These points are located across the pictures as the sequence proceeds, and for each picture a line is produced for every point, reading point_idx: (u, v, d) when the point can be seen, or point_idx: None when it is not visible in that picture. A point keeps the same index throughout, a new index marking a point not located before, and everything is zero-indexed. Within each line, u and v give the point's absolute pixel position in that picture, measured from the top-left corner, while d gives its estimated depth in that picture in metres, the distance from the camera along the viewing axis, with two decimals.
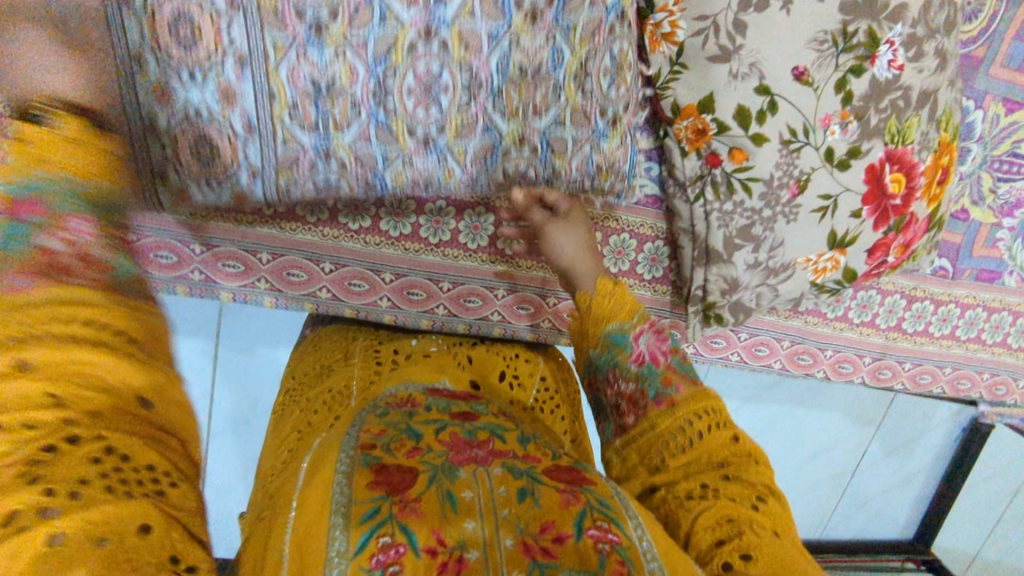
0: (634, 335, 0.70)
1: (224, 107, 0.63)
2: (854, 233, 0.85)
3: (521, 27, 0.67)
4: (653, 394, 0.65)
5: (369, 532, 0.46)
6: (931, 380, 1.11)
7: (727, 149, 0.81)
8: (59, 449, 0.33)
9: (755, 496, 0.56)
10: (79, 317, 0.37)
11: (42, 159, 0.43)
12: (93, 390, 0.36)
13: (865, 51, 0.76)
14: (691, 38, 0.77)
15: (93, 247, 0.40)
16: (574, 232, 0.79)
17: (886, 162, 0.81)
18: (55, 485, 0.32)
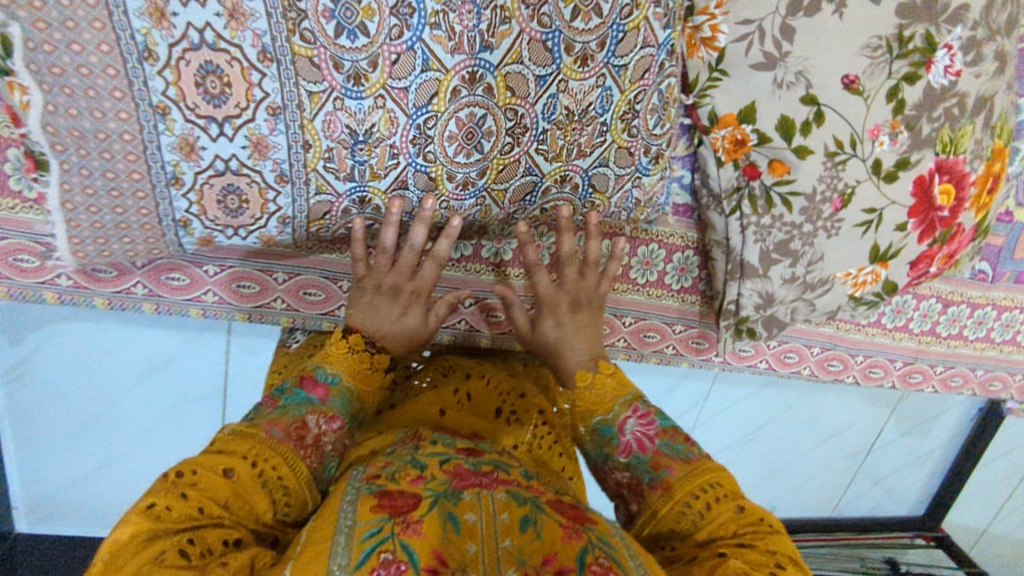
0: (618, 423, 0.69)
1: (257, 157, 0.68)
2: (898, 246, 0.81)
3: (570, 69, 0.72)
4: (648, 479, 0.65)
5: (370, 548, 0.48)
6: (962, 382, 1.08)
7: (767, 160, 0.77)
8: (191, 538, 0.50)
9: (770, 566, 0.56)
10: (267, 456, 0.58)
11: (331, 362, 0.69)
12: (244, 501, 0.55)
13: (921, 57, 0.71)
14: (733, 43, 0.73)
15: (325, 431, 0.64)
16: (556, 325, 0.76)
17: (936, 173, 0.77)
18: (168, 549, 0.49)
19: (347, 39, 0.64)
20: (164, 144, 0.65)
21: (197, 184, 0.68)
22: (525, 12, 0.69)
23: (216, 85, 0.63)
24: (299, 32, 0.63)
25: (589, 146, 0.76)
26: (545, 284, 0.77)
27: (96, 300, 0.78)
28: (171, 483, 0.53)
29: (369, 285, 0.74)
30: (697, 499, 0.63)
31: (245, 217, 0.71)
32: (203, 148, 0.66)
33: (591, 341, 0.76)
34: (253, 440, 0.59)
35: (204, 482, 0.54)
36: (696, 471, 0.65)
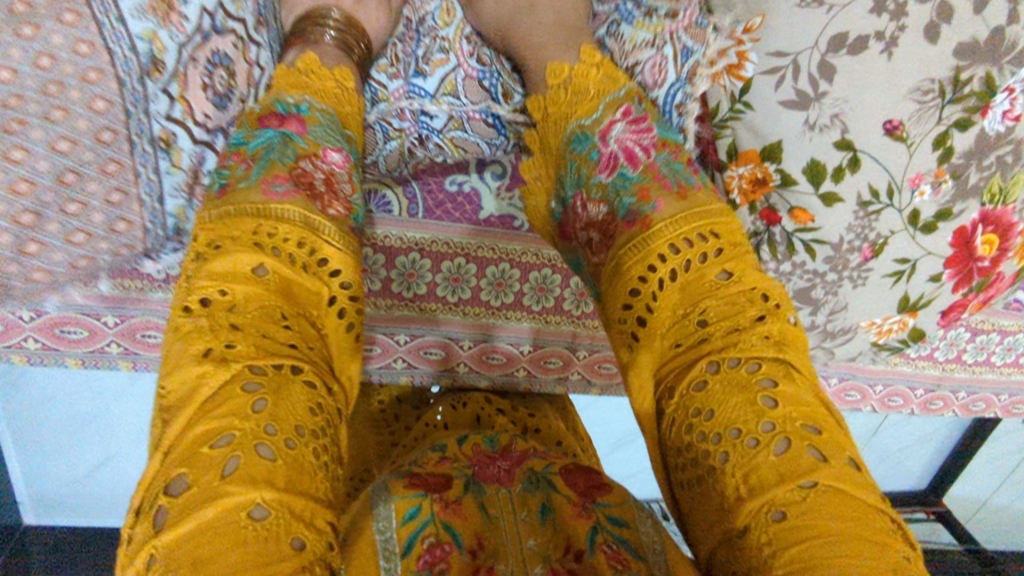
0: (598, 135, 0.56)
1: (239, 1, 0.63)
2: (930, 295, 0.74)
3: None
4: (625, 170, 0.55)
5: (412, 533, 0.47)
6: (983, 407, 1.04)
7: (788, 207, 0.70)
8: (255, 381, 0.40)
9: (765, 388, 0.44)
10: (308, 240, 0.48)
11: (296, 94, 0.56)
12: (310, 326, 0.46)
13: (977, 102, 0.62)
14: (761, 75, 0.65)
15: (340, 175, 0.53)
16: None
17: (979, 223, 0.69)
18: (236, 438, 0.37)
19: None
20: (129, 10, 0.56)
21: (178, 62, 0.60)
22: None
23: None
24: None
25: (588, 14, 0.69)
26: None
27: (69, 361, 0.76)
28: (212, 317, 0.42)
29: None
30: (668, 265, 0.50)
31: (234, 98, 0.64)
32: (184, 2, 0.59)
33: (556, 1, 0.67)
34: (259, 212, 0.47)
35: (249, 316, 0.43)
36: (678, 203, 0.52)
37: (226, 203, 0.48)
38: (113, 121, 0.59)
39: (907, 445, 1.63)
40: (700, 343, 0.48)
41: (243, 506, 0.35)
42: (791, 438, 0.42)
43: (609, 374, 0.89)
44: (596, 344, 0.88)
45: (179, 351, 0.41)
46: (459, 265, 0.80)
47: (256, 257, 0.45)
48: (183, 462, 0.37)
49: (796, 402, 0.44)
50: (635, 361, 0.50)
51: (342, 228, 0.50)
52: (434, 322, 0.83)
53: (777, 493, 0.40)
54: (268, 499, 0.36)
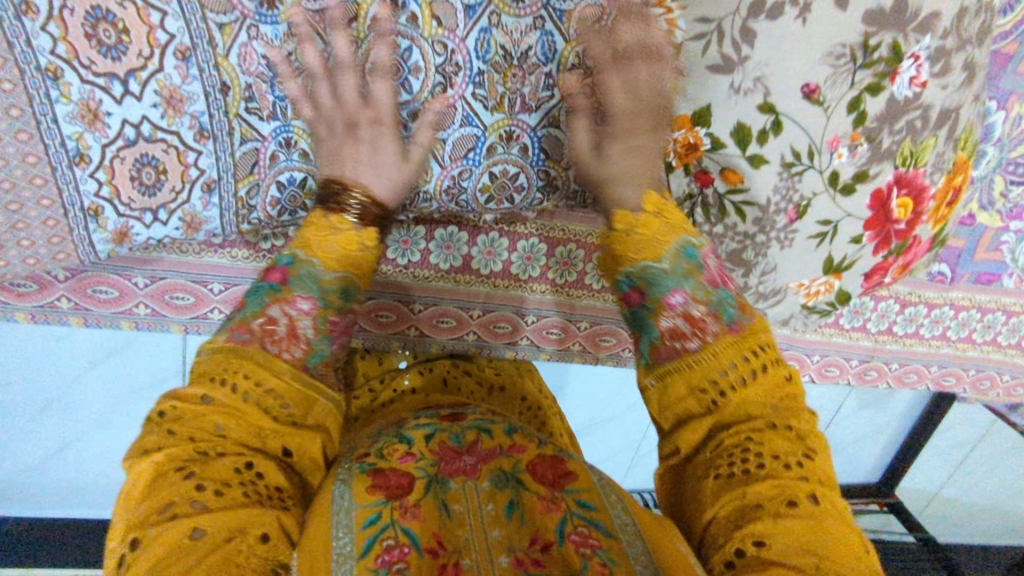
0: (703, 254, 0.59)
1: (172, 116, 0.61)
2: (852, 258, 0.79)
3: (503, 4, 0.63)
4: (729, 318, 0.55)
5: (371, 536, 0.49)
6: (916, 378, 1.10)
7: (720, 169, 0.73)
8: (185, 464, 0.46)
9: (800, 453, 0.48)
10: (262, 379, 0.51)
11: (310, 247, 0.58)
12: (250, 427, 0.50)
13: (886, 68, 0.67)
14: (691, 41, 0.68)
15: (304, 324, 0.56)
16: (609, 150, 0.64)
17: (894, 186, 0.74)
18: (176, 503, 0.44)
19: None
20: (61, 115, 0.58)
21: (53, 10, 0.54)
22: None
23: (110, 34, 0.56)
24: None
25: (535, 99, 0.66)
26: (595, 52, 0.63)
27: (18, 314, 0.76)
28: (159, 427, 0.48)
29: (320, 129, 0.62)
30: (730, 358, 0.53)
31: (126, 53, 0.57)
32: (107, 114, 0.59)
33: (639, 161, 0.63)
34: (223, 351, 0.52)
35: (195, 422, 0.48)
36: (745, 331, 0.55)
37: (215, 347, 0.53)
38: (44, 173, 0.61)
39: (862, 436, 1.66)
40: (767, 411, 0.51)
41: (179, 534, 0.42)
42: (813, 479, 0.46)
43: (556, 339, 0.94)
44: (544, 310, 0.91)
45: (139, 442, 0.48)
46: (408, 229, 0.80)
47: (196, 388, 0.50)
48: (138, 524, 0.43)
49: (820, 472, 0.47)
50: (696, 418, 0.52)
51: (300, 374, 0.54)
52: (384, 284, 0.84)
53: (767, 506, 0.45)
54: (204, 524, 0.43)
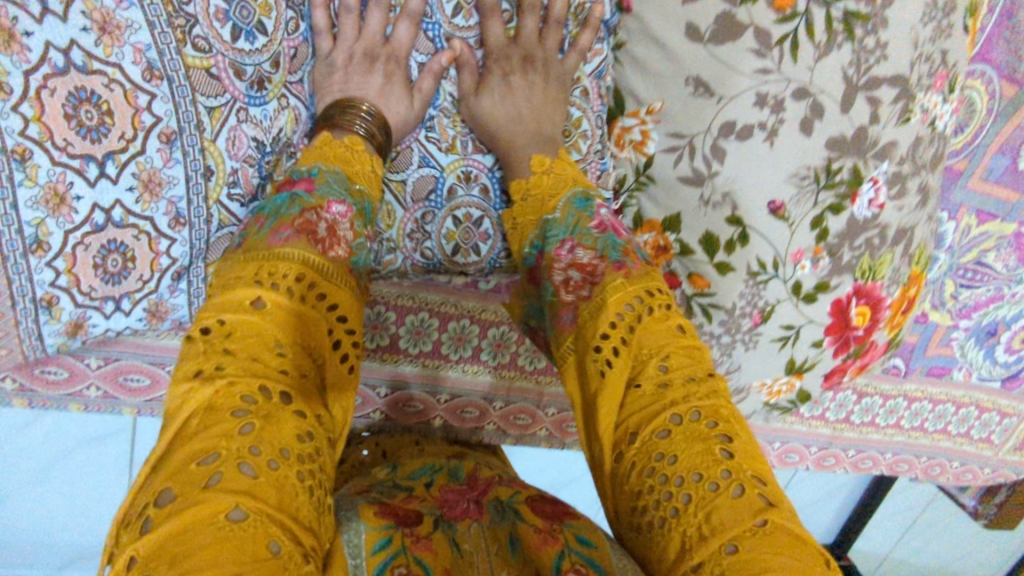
0: (597, 203, 0.63)
1: (147, 199, 0.63)
2: (813, 360, 0.82)
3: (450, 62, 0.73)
4: (616, 257, 0.60)
5: (382, 563, 0.50)
6: (872, 464, 1.14)
7: (687, 273, 0.76)
8: (243, 409, 0.43)
9: (720, 452, 0.47)
10: (312, 280, 0.54)
11: (329, 160, 0.62)
12: (277, 349, 0.48)
13: (847, 189, 0.70)
14: (662, 152, 0.70)
15: (343, 225, 0.59)
16: (494, 97, 0.71)
17: (853, 296, 0.78)
18: (220, 457, 0.40)
19: (245, 42, 0.63)
20: (24, 198, 0.58)
21: (29, 90, 0.56)
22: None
23: (92, 115, 0.58)
24: (191, 41, 0.61)
25: None
26: (495, 35, 0.71)
27: None
28: (210, 345, 0.47)
29: (337, 58, 0.69)
30: (621, 324, 0.55)
31: (109, 133, 0.60)
32: (77, 198, 0.60)
33: (539, 111, 0.71)
34: (262, 255, 0.54)
35: (244, 342, 0.47)
36: (633, 272, 0.58)
37: (260, 243, 0.55)
38: None
39: (814, 500, 1.61)
40: (659, 389, 0.51)
41: (215, 504, 0.37)
42: (744, 483, 0.45)
43: (523, 426, 0.94)
44: (512, 396, 0.91)
45: (184, 368, 0.46)
46: (378, 313, 0.80)
47: (253, 295, 0.50)
48: (171, 477, 0.39)
49: (749, 467, 0.46)
50: (600, 392, 0.53)
51: (345, 274, 0.57)
52: None
53: (709, 557, 0.42)
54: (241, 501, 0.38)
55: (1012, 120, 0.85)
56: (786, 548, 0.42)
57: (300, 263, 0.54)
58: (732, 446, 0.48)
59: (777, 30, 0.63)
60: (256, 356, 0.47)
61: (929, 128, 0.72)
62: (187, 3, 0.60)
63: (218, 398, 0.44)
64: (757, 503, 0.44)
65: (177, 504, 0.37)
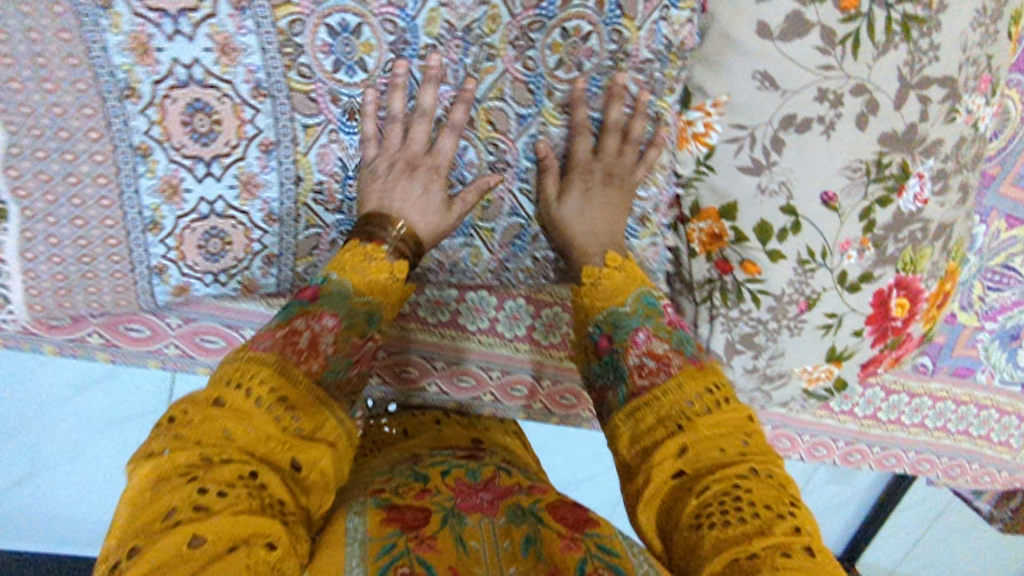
0: (662, 303, 0.66)
1: (245, 197, 0.68)
2: (853, 348, 0.85)
3: (550, 115, 0.71)
4: (689, 353, 0.62)
5: (386, 563, 0.49)
6: (895, 461, 1.17)
7: (740, 259, 0.80)
8: (192, 471, 0.46)
9: (787, 502, 0.50)
10: (271, 382, 0.51)
11: (343, 270, 0.60)
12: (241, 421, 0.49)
13: (895, 183, 0.75)
14: (724, 142, 0.73)
15: (327, 339, 0.56)
16: (573, 205, 0.71)
17: (894, 287, 0.82)
18: (178, 508, 0.43)
19: (345, 73, 0.65)
20: (143, 188, 0.64)
21: (155, 96, 0.61)
22: (512, 52, 0.68)
23: (204, 123, 0.63)
24: (296, 67, 0.63)
25: None
26: (581, 151, 0.71)
27: (45, 347, 0.76)
28: (171, 429, 0.48)
29: (379, 165, 0.67)
30: (701, 400, 0.57)
31: (217, 140, 0.64)
32: (187, 190, 0.66)
33: (615, 224, 0.71)
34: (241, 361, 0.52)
35: (206, 427, 0.48)
36: (705, 366, 0.61)
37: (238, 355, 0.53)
38: (119, 234, 0.66)
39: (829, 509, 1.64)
40: (739, 455, 0.54)
41: (178, 542, 0.41)
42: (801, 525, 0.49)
43: (567, 405, 0.97)
44: (559, 375, 0.94)
45: (147, 445, 0.48)
46: (442, 290, 0.85)
47: (212, 394, 0.50)
48: (139, 534, 0.42)
49: (807, 521, 0.50)
50: (664, 441, 0.56)
51: (317, 390, 0.54)
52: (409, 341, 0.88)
53: (765, 559, 0.46)
54: (203, 532, 0.42)
55: None
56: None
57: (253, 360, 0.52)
58: (797, 507, 0.51)
59: (841, 28, 0.67)
60: (200, 441, 0.47)
61: (971, 128, 0.76)
62: (297, 33, 0.62)
63: (173, 467, 0.46)
64: (806, 543, 0.47)
65: (159, 542, 0.41)
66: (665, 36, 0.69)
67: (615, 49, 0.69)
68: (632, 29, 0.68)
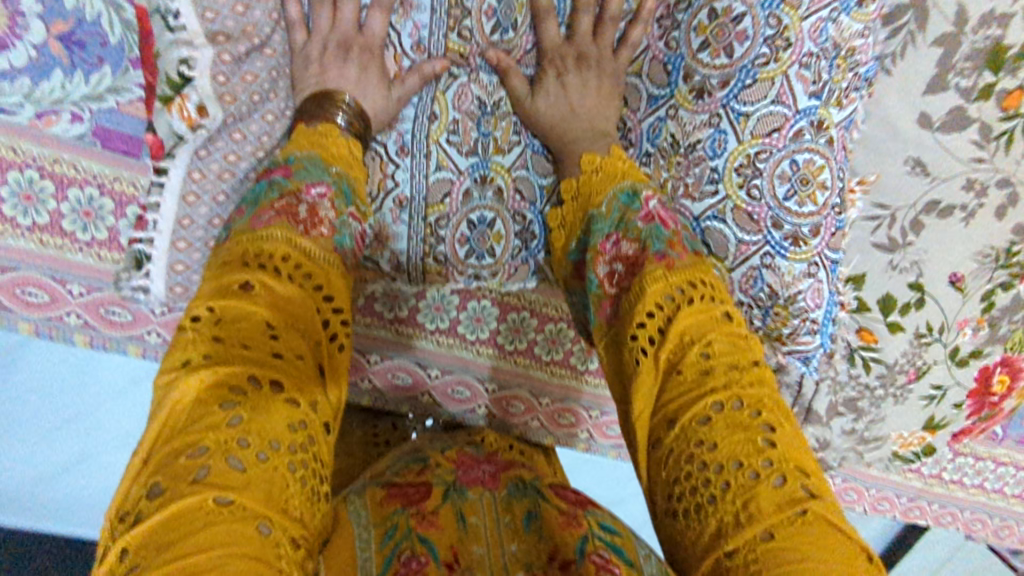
0: (645, 195, 0.63)
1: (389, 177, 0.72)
2: (949, 418, 0.89)
3: (685, 99, 0.70)
4: (656, 249, 0.58)
5: (391, 551, 0.52)
6: (950, 519, 1.22)
7: (857, 327, 0.82)
8: (232, 404, 0.43)
9: (761, 440, 0.48)
10: (300, 263, 0.53)
11: (306, 146, 0.62)
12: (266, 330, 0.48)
13: (1020, 270, 0.77)
14: (863, 219, 0.76)
15: (324, 205, 0.58)
16: (549, 97, 0.72)
17: (999, 365, 0.85)
18: (208, 449, 0.41)
19: (499, 35, 0.73)
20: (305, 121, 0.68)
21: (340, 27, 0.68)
22: (658, 31, 0.72)
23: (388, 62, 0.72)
24: (458, 28, 0.71)
25: (698, 190, 0.70)
26: (550, 38, 0.73)
27: None
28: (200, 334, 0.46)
29: (313, 49, 0.67)
30: (661, 310, 0.55)
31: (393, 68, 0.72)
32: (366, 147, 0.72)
33: (592, 112, 0.72)
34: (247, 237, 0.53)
35: (240, 327, 0.47)
36: (678, 260, 0.58)
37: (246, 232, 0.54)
38: None
39: None
40: (704, 380, 0.52)
41: (205, 499, 0.39)
42: (786, 475, 0.46)
43: None
44: None
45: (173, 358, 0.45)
46: (559, 329, 0.87)
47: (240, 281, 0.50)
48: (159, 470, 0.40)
49: (791, 460, 0.47)
50: (635, 372, 0.54)
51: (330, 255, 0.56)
52: (520, 376, 0.89)
53: (745, 552, 0.44)
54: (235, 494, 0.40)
55: None
56: (819, 548, 0.43)
57: (280, 243, 0.53)
58: (774, 435, 0.49)
59: (999, 125, 0.69)
60: (232, 342, 0.46)
61: None
62: None
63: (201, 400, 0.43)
64: (797, 502, 0.45)
65: (178, 496, 0.39)
66: (832, 36, 0.66)
67: (773, 34, 0.66)
68: (793, 15, 0.65)
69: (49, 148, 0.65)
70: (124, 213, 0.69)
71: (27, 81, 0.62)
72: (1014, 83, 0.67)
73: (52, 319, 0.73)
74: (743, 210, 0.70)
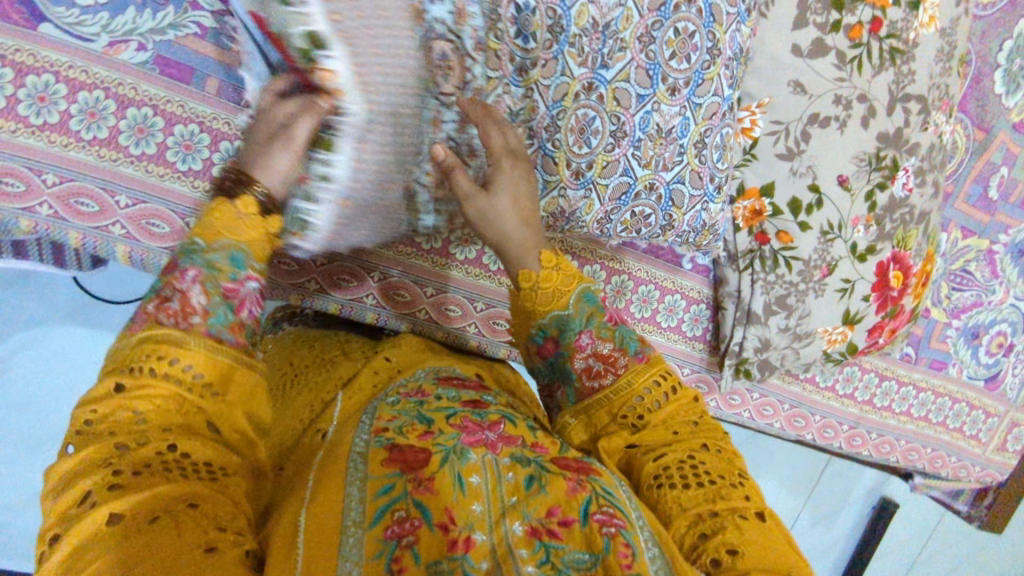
0: (600, 298, 0.78)
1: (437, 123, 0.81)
2: (862, 312, 1.06)
3: (663, 96, 0.86)
4: (633, 351, 0.75)
5: (385, 505, 0.53)
6: (888, 449, 1.36)
7: (776, 230, 1.01)
8: (112, 458, 0.49)
9: (737, 473, 0.66)
10: (162, 352, 0.54)
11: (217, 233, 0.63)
12: (150, 405, 0.52)
13: (889, 172, 0.99)
14: (766, 135, 0.97)
15: (192, 291, 0.59)
16: (501, 200, 0.76)
17: (891, 261, 1.04)
18: (94, 492, 0.47)
19: (520, 41, 0.80)
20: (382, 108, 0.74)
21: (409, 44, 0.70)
22: (638, 45, 0.83)
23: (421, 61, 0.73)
24: (491, 30, 0.80)
25: (672, 162, 0.90)
26: (495, 143, 0.77)
27: None
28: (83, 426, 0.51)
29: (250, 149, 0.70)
30: (650, 390, 0.72)
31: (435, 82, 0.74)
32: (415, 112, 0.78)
33: (532, 224, 0.78)
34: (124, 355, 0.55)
35: (115, 415, 0.51)
36: (649, 359, 0.75)
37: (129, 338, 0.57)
38: None
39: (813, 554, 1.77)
40: (690, 435, 0.69)
41: (97, 523, 0.45)
42: (751, 493, 0.64)
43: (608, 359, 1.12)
44: None
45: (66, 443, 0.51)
46: None
47: (114, 380, 0.53)
48: (63, 520, 0.46)
49: (755, 489, 0.65)
50: (622, 429, 0.70)
51: (205, 344, 0.57)
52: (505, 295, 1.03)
53: (726, 519, 0.60)
54: (122, 509, 0.45)
55: (981, 157, 1.21)
56: (776, 535, 0.60)
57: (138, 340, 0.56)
58: (745, 479, 0.66)
59: (850, 52, 0.94)
60: (102, 428, 0.51)
61: (938, 138, 1.03)
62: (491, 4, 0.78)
63: (88, 461, 0.49)
64: (757, 506, 0.62)
65: (81, 524, 0.45)
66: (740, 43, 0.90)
67: (711, 46, 0.86)
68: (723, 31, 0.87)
69: (116, 72, 0.79)
70: (172, 131, 0.83)
71: (107, 15, 0.77)
72: (854, 19, 0.93)
73: (99, 229, 0.84)
74: (696, 172, 0.93)
